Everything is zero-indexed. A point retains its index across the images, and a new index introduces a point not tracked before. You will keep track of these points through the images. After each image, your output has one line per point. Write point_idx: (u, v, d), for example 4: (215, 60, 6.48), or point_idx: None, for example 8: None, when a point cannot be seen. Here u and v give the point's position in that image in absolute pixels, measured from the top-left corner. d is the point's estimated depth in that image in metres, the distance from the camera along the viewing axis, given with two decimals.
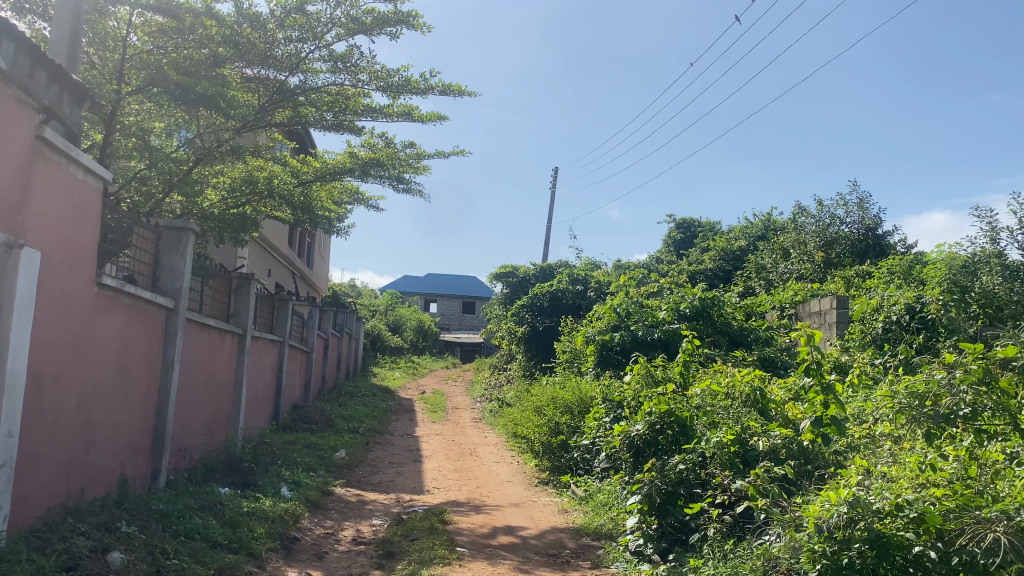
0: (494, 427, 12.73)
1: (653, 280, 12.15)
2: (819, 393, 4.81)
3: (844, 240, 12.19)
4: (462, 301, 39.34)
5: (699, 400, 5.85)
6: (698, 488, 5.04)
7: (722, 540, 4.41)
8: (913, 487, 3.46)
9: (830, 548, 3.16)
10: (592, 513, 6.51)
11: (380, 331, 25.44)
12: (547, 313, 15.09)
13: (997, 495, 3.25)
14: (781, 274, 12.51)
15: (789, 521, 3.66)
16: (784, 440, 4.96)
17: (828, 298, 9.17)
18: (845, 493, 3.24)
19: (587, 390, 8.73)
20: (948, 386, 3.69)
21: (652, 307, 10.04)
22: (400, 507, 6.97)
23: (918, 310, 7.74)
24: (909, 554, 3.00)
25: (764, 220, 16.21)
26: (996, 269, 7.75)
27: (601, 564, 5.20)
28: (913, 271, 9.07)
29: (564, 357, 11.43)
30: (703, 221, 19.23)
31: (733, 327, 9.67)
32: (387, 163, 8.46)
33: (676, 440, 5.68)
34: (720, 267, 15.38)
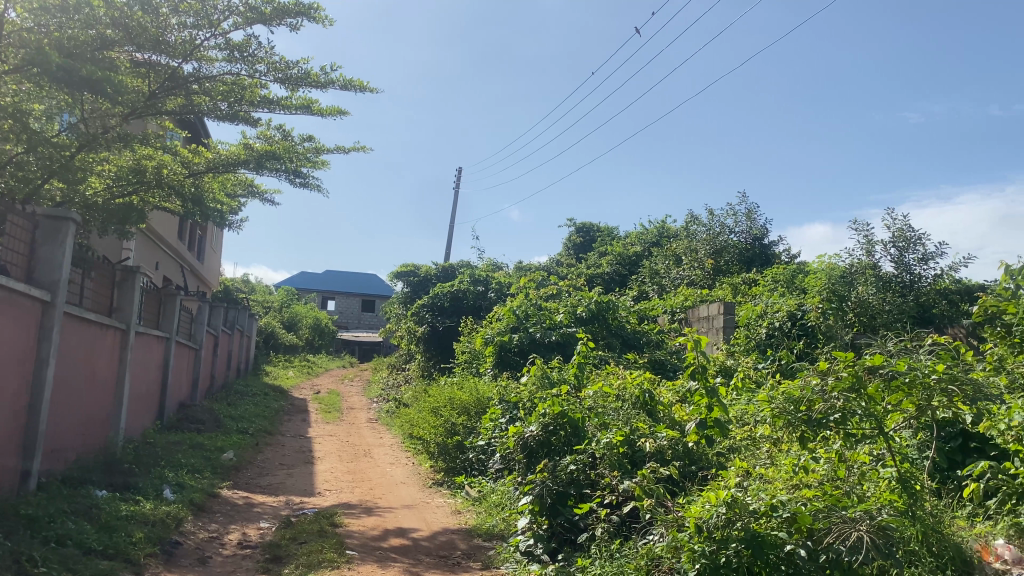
0: (390, 427, 12.63)
1: (552, 283, 12.30)
2: (704, 397, 5.00)
3: (732, 249, 12.65)
4: (361, 299, 38.86)
5: (591, 402, 5.98)
6: (588, 489, 5.14)
7: (609, 539, 4.51)
8: (788, 488, 3.64)
9: (709, 548, 3.23)
10: (484, 514, 6.54)
11: (275, 329, 24.80)
12: (446, 314, 15.06)
13: (863, 496, 3.48)
14: (674, 279, 12.93)
15: (672, 521, 3.75)
16: (671, 441, 5.12)
17: (716, 303, 9.48)
18: (723, 494, 3.33)
19: (485, 391, 8.79)
20: (821, 391, 3.90)
21: (550, 310, 10.20)
22: (290, 510, 6.82)
23: (799, 317, 8.15)
24: (781, 552, 3.12)
25: (659, 227, 16.64)
26: (871, 279, 8.22)
27: (492, 565, 5.23)
28: (795, 280, 9.53)
29: (463, 357, 11.41)
30: (601, 226, 19.61)
31: (627, 331, 9.91)
32: (284, 156, 8.19)
33: (569, 441, 5.78)
34: (617, 271, 15.73)
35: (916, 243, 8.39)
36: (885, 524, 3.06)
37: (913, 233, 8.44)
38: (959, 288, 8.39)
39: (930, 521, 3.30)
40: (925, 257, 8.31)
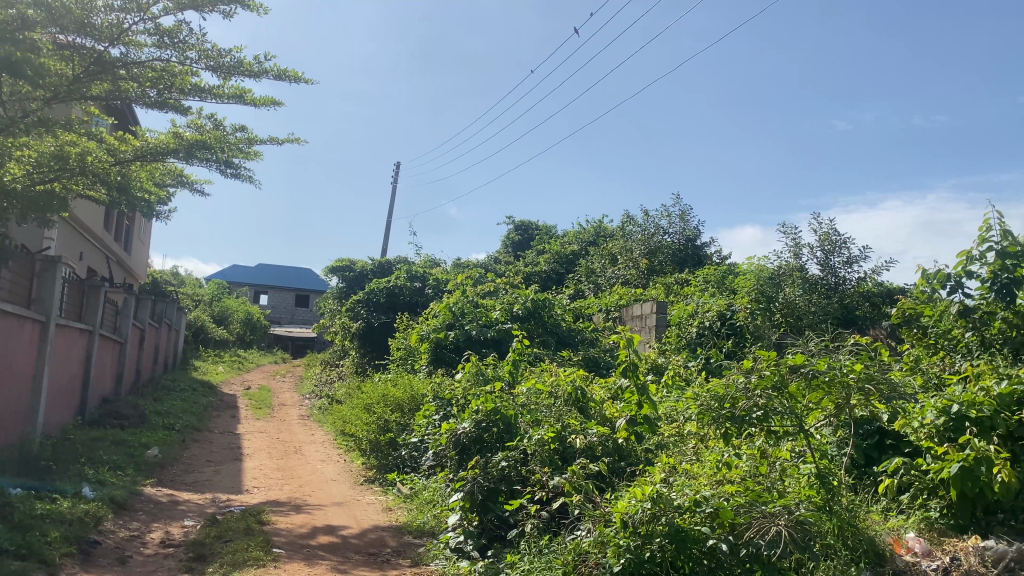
0: (322, 423, 12.47)
1: (490, 280, 12.31)
2: (634, 394, 5.24)
3: (666, 249, 12.85)
4: (295, 294, 38.25)
5: (524, 398, 6.00)
6: (518, 485, 5.15)
7: (539, 535, 4.54)
8: (711, 483, 3.70)
9: (634, 543, 3.23)
10: (415, 511, 6.50)
11: (205, 323, 24.22)
12: (382, 310, 14.93)
13: (783, 491, 3.55)
14: (609, 278, 13.08)
15: (599, 517, 3.77)
16: (601, 438, 5.20)
17: (649, 303, 9.60)
18: (649, 490, 3.36)
19: (418, 388, 8.74)
20: (744, 389, 3.99)
21: (486, 307, 10.19)
22: (215, 508, 6.66)
23: (728, 317, 8.34)
24: (704, 546, 3.18)
25: (596, 226, 16.80)
26: (798, 281, 8.47)
27: (421, 562, 5.20)
28: (726, 281, 9.73)
29: (398, 354, 11.30)
30: (540, 225, 19.70)
31: (561, 329, 10.00)
32: (214, 146, 7.93)
33: (501, 437, 5.75)
34: (554, 270, 15.82)
35: (841, 246, 8.66)
36: (803, 518, 3.17)
37: (838, 237, 8.70)
38: (881, 290, 8.69)
39: (846, 515, 3.41)
40: (850, 260, 8.59)
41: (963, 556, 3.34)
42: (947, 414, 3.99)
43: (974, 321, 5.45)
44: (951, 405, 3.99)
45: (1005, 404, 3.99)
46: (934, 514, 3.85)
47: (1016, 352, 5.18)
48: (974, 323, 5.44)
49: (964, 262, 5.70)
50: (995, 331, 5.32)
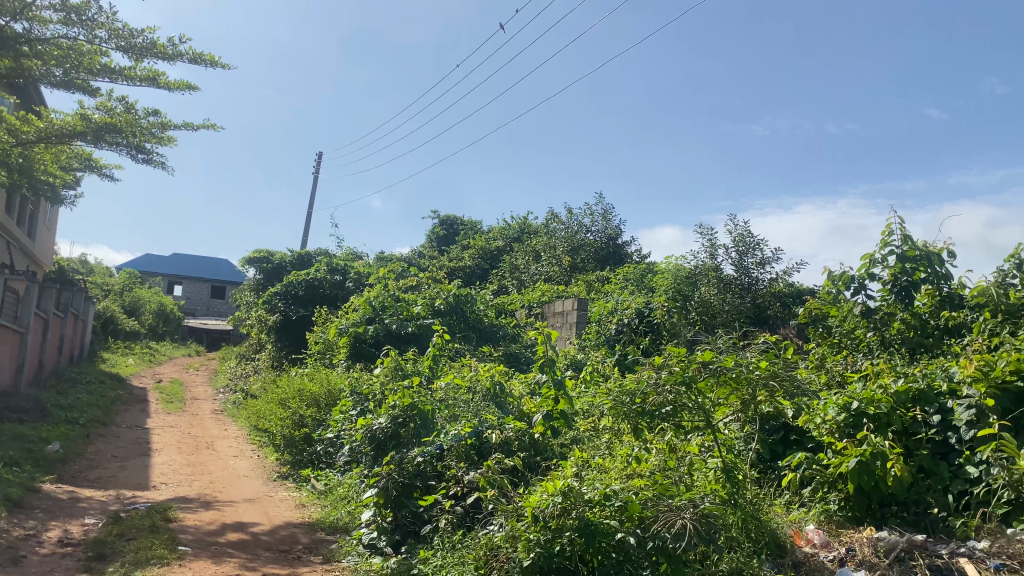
0: (236, 418, 12.16)
1: (412, 274, 12.22)
2: (552, 390, 5.21)
3: (589, 247, 12.99)
4: (212, 285, 37.18)
5: (442, 394, 5.98)
6: (434, 480, 5.11)
7: (453, 531, 4.51)
8: (621, 477, 3.75)
9: (544, 537, 3.24)
10: (329, 507, 6.40)
11: (115, 313, 23.31)
12: (301, 303, 14.64)
13: (690, 485, 3.63)
14: (532, 275, 13.16)
15: (511, 511, 3.76)
16: (517, 432, 5.22)
17: (571, 299, 9.66)
18: (560, 484, 3.36)
19: (336, 382, 8.60)
20: (654, 384, 4.02)
21: (407, 301, 10.09)
22: (119, 505, 6.42)
23: (646, 314, 8.50)
24: (613, 539, 3.21)
25: (521, 223, 16.86)
26: (713, 280, 8.70)
27: (333, 559, 5.13)
28: (645, 279, 9.91)
29: (316, 347, 11.09)
30: (465, 220, 19.64)
31: (483, 324, 10.04)
32: (125, 129, 7.63)
33: (417, 433, 5.60)
34: (478, 265, 15.81)
35: (754, 247, 8.92)
36: (707, 512, 3.24)
37: (752, 238, 8.95)
38: (791, 291, 8.98)
39: (749, 508, 3.52)
40: (762, 262, 8.84)
41: (858, 547, 3.50)
42: (847, 411, 4.18)
43: (875, 322, 5.70)
44: (852, 402, 4.18)
45: (901, 401, 4.22)
46: (833, 506, 3.99)
47: (913, 351, 5.41)
48: (875, 323, 5.70)
49: (867, 265, 5.93)
50: (894, 332, 5.56)
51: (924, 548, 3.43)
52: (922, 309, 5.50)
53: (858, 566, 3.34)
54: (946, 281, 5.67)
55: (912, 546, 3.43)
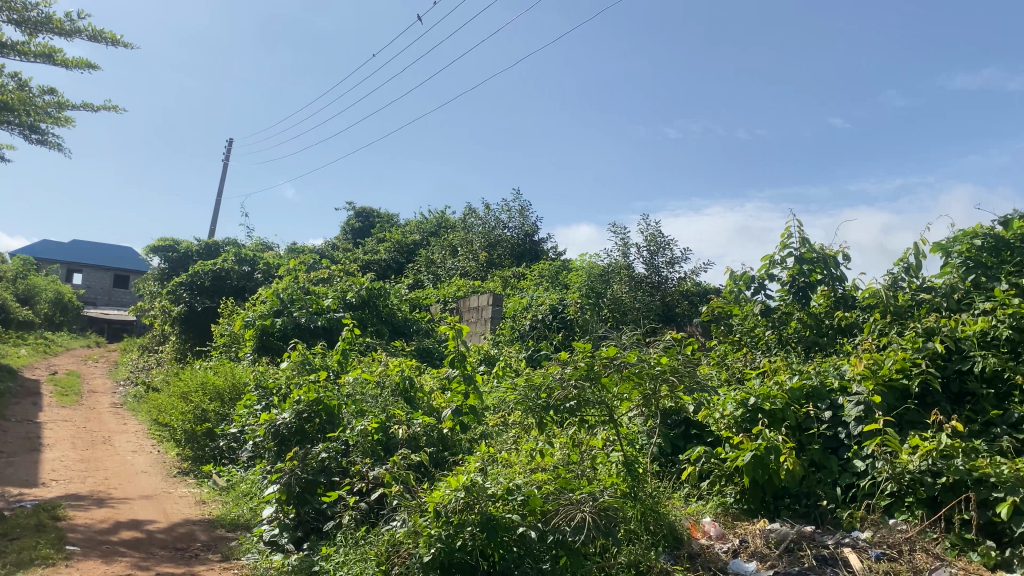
0: (136, 412, 11.70)
1: (325, 267, 12.00)
2: (462, 384, 5.33)
3: (506, 243, 13.03)
4: (114, 274, 35.66)
5: (350, 388, 5.88)
6: (338, 476, 5.00)
7: (356, 527, 4.43)
8: (525, 471, 3.77)
9: (445, 532, 3.20)
10: (231, 504, 6.23)
11: (7, 302, 22.10)
12: (206, 294, 14.18)
13: (591, 478, 3.68)
14: (448, 270, 13.11)
15: (415, 507, 3.72)
16: (425, 428, 5.23)
17: (486, 295, 9.65)
18: (462, 479, 3.33)
19: (241, 375, 8.36)
20: (560, 379, 4.06)
21: (318, 294, 9.89)
22: (3, 503, 6.09)
23: (560, 311, 8.60)
24: (514, 534, 3.20)
25: (438, 217, 16.77)
26: (625, 278, 8.84)
27: (232, 556, 4.99)
28: (559, 276, 10.01)
29: (221, 340, 10.76)
30: (381, 213, 19.43)
31: (397, 318, 10.00)
32: (18, 107, 7.23)
33: (323, 428, 5.52)
34: (394, 259, 15.63)
35: (665, 247, 9.11)
36: (606, 505, 3.29)
37: (663, 238, 9.15)
38: (699, 290, 9.21)
39: (649, 501, 3.59)
40: (672, 261, 9.04)
41: (751, 538, 3.61)
42: (745, 406, 4.32)
43: (774, 321, 5.90)
44: (749, 397, 4.33)
45: (795, 398, 4.38)
46: (729, 499, 4.11)
47: (808, 349, 5.60)
48: (774, 321, 5.91)
49: (767, 266, 6.14)
50: (791, 330, 5.75)
51: (812, 538, 3.56)
52: (818, 309, 5.72)
53: (750, 557, 3.44)
54: (840, 281, 5.90)
55: (801, 537, 3.56)
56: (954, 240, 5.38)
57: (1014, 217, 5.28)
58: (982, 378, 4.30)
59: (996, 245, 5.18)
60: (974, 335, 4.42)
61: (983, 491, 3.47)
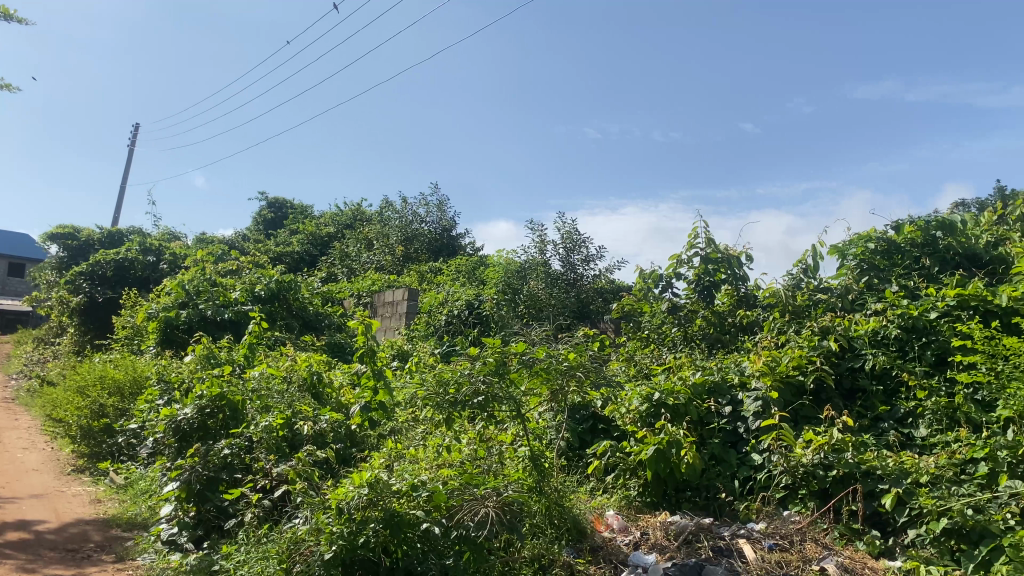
0: (29, 408, 11.13)
1: (234, 258, 11.67)
2: (371, 379, 5.35)
3: (423, 237, 12.94)
4: (8, 262, 33.86)
5: (255, 383, 5.72)
6: (241, 474, 4.86)
7: (258, 524, 4.32)
8: (432, 467, 3.76)
9: (348, 529, 3.13)
10: (128, 502, 5.98)
11: None
12: (108, 284, 13.60)
13: (497, 474, 3.68)
14: (364, 263, 12.94)
15: (318, 504, 3.63)
16: (333, 424, 5.11)
17: (402, 289, 9.55)
18: (367, 476, 3.26)
19: (143, 369, 8.03)
20: (468, 374, 4.03)
21: (226, 286, 9.59)
22: None
23: (476, 306, 8.60)
24: (417, 530, 3.17)
25: (354, 209, 16.55)
26: (542, 275, 8.90)
27: (127, 557, 4.79)
28: (476, 271, 10.01)
29: (122, 333, 10.31)
30: (295, 204, 19.06)
31: (308, 312, 9.84)
32: None
33: (227, 424, 5.37)
34: (307, 251, 15.34)
35: (581, 245, 9.23)
36: (510, 500, 3.32)
37: (579, 236, 9.27)
38: (612, 288, 9.34)
39: (554, 495, 3.63)
40: (588, 259, 9.16)
41: (652, 531, 3.70)
42: (649, 401, 4.40)
43: (680, 318, 6.04)
44: (653, 393, 4.40)
45: (697, 393, 4.50)
46: (633, 492, 4.18)
47: (711, 346, 5.76)
48: (680, 319, 6.04)
49: (674, 265, 6.28)
50: (696, 328, 5.90)
51: (709, 530, 3.66)
52: (721, 307, 5.88)
53: (650, 549, 3.51)
54: (743, 281, 6.09)
55: (699, 529, 3.65)
56: (850, 242, 5.62)
57: (905, 222, 5.55)
58: (872, 375, 4.51)
59: (887, 249, 5.48)
60: (866, 335, 4.65)
61: (870, 483, 3.68)
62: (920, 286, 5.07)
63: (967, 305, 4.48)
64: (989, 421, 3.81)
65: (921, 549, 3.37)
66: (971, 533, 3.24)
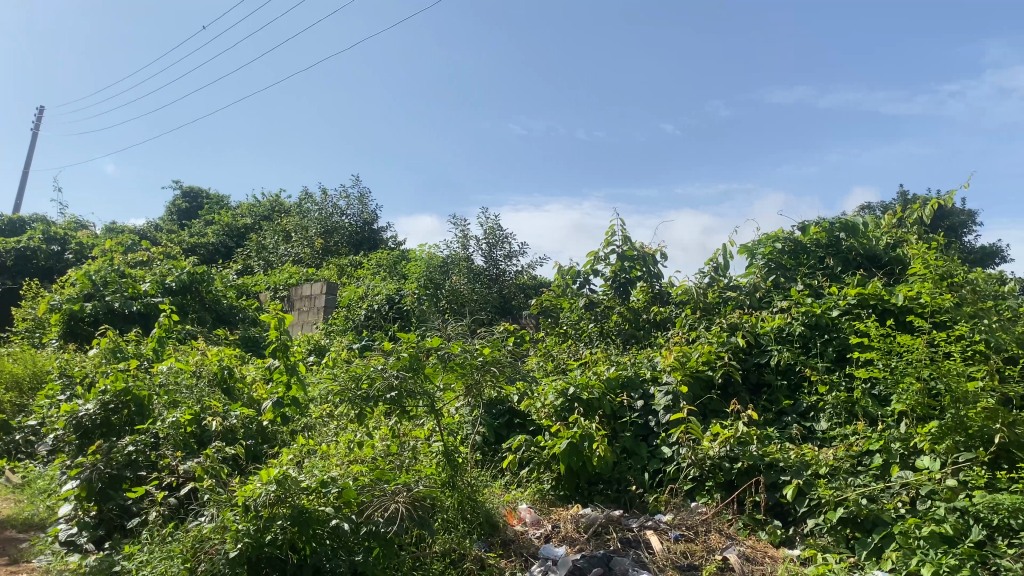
0: None
1: (145, 248, 11.26)
2: (283, 374, 5.09)
3: (343, 230, 12.77)
4: None
5: (162, 377, 5.53)
6: (146, 471, 4.68)
7: (163, 523, 4.19)
8: (343, 463, 3.72)
9: (254, 526, 3.05)
10: (24, 503, 5.70)
11: None
12: (7, 274, 12.93)
13: (408, 469, 3.66)
14: (281, 255, 12.67)
15: (226, 501, 3.54)
16: (244, 420, 5.12)
17: (320, 283, 9.39)
18: (274, 472, 3.19)
19: (44, 363, 7.67)
20: (381, 369, 3.96)
21: (134, 277, 9.24)
22: None
23: (396, 301, 8.54)
24: (327, 527, 3.12)
25: (272, 200, 16.22)
26: (464, 270, 8.90)
27: (21, 560, 4.56)
28: (398, 265, 9.94)
29: (22, 325, 9.82)
30: (210, 194, 18.55)
31: (222, 305, 9.60)
32: None
33: (132, 420, 5.11)
34: (223, 243, 14.93)
35: (503, 241, 9.27)
36: (420, 496, 3.33)
37: (501, 231, 9.30)
38: (533, 284, 9.40)
39: (466, 489, 3.65)
40: (510, 255, 9.21)
41: (562, 524, 3.74)
42: (564, 396, 4.46)
43: (596, 314, 6.13)
44: (568, 387, 4.46)
45: (611, 387, 4.60)
46: (546, 486, 4.21)
47: (626, 341, 5.86)
48: (597, 315, 6.14)
49: (592, 262, 6.36)
50: (612, 324, 5.99)
51: (618, 523, 3.73)
52: (636, 303, 5.99)
53: (560, 541, 3.55)
54: (657, 279, 6.22)
55: (608, 521, 3.72)
56: (759, 242, 5.79)
57: (810, 223, 5.76)
58: (777, 370, 4.68)
59: (793, 249, 5.67)
60: (772, 331, 4.80)
61: (772, 475, 3.81)
62: (823, 285, 5.27)
63: (867, 304, 4.69)
64: (884, 415, 3.97)
65: (819, 538, 3.51)
66: (865, 521, 3.40)
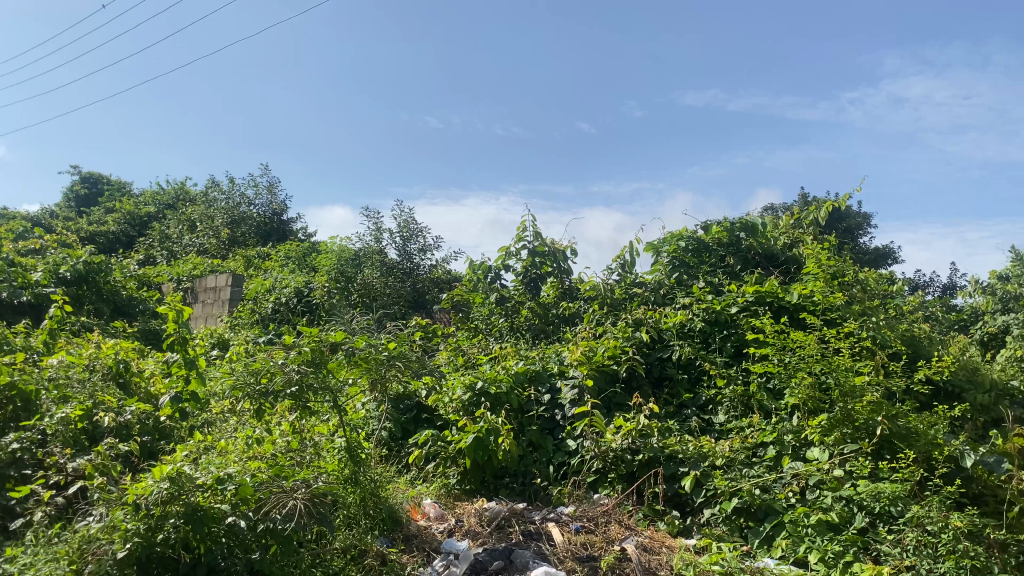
0: None
1: (36, 236, 10.69)
2: (181, 368, 4.82)
3: (251, 220, 12.44)
4: None
5: (51, 371, 5.23)
6: (32, 470, 4.43)
7: (49, 524, 3.98)
8: (241, 459, 3.63)
9: (145, 525, 2.93)
10: None
11: None
12: None
13: (308, 464, 3.60)
14: (185, 246, 12.26)
15: (116, 500, 3.39)
16: (140, 415, 5.00)
17: (226, 274, 9.13)
18: (167, 469, 3.08)
19: None
20: (281, 363, 3.86)
21: (25, 265, 8.73)
22: None
23: (305, 294, 8.39)
24: (221, 524, 3.04)
25: (177, 189, 15.68)
26: (376, 264, 8.81)
27: None
28: (308, 258, 9.76)
29: None
30: (111, 180, 17.79)
31: (120, 296, 9.23)
32: None
33: (16, 416, 4.83)
34: (123, 232, 14.34)
35: (417, 234, 9.21)
36: (320, 492, 3.28)
37: (416, 225, 9.22)
38: (447, 278, 9.36)
39: (369, 485, 3.61)
40: (424, 248, 9.16)
41: (466, 518, 3.76)
42: (471, 390, 4.45)
43: (507, 309, 6.16)
44: (476, 382, 4.45)
45: (519, 381, 4.62)
46: (451, 480, 4.21)
47: (535, 336, 5.91)
48: (507, 310, 6.16)
49: (503, 257, 6.38)
50: (522, 319, 6.02)
51: (521, 515, 3.77)
52: (546, 299, 6.06)
53: (464, 535, 3.57)
54: (567, 275, 6.29)
55: (511, 514, 3.75)
56: (664, 240, 5.91)
57: (713, 222, 5.92)
58: (679, 364, 4.81)
59: (697, 248, 5.81)
60: (674, 327, 4.92)
61: (672, 466, 3.92)
62: (724, 282, 5.43)
63: (764, 301, 4.87)
64: (778, 408, 4.15)
65: (714, 527, 3.62)
66: (757, 511, 3.53)
